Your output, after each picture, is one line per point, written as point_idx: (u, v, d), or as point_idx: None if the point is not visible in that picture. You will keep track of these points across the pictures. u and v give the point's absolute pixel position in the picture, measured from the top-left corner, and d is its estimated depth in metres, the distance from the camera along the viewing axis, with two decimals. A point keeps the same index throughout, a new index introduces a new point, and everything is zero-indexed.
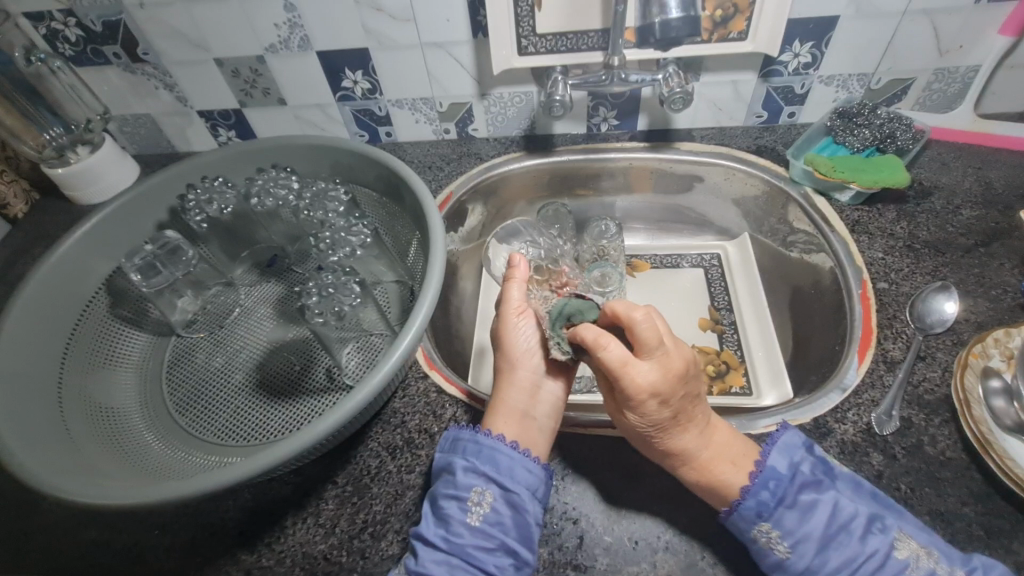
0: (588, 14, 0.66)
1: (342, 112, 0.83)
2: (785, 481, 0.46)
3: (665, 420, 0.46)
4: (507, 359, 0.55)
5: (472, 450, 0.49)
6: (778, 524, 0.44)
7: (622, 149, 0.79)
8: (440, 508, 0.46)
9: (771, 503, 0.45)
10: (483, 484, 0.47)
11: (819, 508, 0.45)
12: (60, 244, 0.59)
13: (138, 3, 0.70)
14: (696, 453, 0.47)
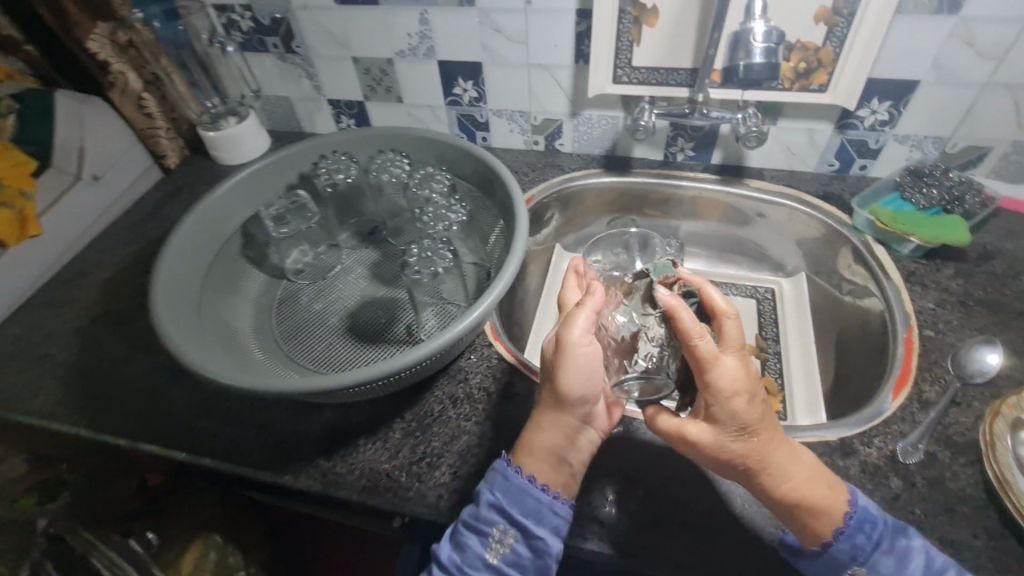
0: (681, 54, 0.74)
1: (448, 115, 0.94)
2: (880, 526, 0.46)
3: (753, 420, 0.45)
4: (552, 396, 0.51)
5: (499, 486, 0.50)
6: (869, 570, 0.46)
7: (694, 179, 0.86)
8: (461, 537, 0.49)
9: (867, 547, 0.46)
10: (506, 524, 0.49)
11: (914, 557, 0.45)
12: (218, 188, 0.73)
13: (303, 5, 0.85)
14: (782, 477, 0.47)
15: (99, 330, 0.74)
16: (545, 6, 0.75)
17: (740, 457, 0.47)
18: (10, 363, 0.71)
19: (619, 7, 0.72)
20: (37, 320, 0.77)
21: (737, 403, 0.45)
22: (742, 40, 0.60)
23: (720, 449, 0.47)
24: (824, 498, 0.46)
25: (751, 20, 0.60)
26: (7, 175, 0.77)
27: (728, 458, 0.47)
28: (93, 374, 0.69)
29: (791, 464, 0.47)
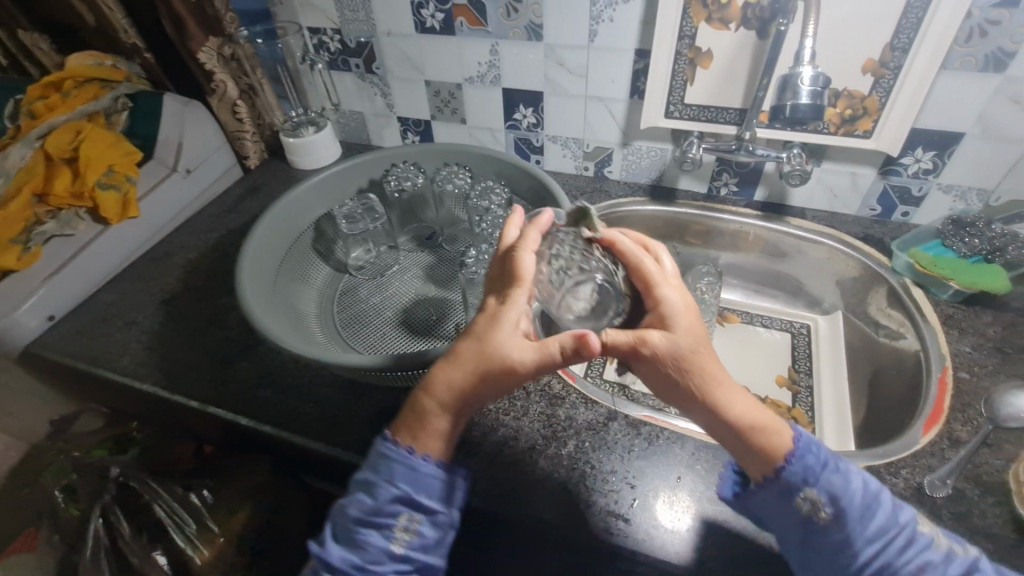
0: (732, 94, 0.79)
1: (507, 137, 1.02)
2: (821, 449, 0.48)
3: (701, 335, 0.47)
4: (467, 395, 0.47)
5: (403, 478, 0.48)
6: (821, 491, 0.46)
7: (736, 213, 0.90)
8: (361, 535, 0.47)
9: (814, 467, 0.46)
10: (410, 510, 0.48)
11: (853, 476, 0.47)
12: (300, 185, 0.81)
13: (387, 32, 0.94)
14: (735, 397, 0.47)
15: (181, 304, 0.82)
16: (607, 44, 0.82)
17: (697, 373, 0.46)
18: (102, 326, 0.80)
19: (676, 50, 0.78)
20: (128, 292, 0.86)
21: (683, 314, 0.47)
22: (790, 82, 0.65)
23: (681, 365, 0.45)
24: (772, 423, 0.48)
25: (800, 65, 0.64)
26: (118, 162, 0.87)
27: (687, 376, 0.46)
28: (173, 341, 0.77)
29: (738, 387, 0.48)
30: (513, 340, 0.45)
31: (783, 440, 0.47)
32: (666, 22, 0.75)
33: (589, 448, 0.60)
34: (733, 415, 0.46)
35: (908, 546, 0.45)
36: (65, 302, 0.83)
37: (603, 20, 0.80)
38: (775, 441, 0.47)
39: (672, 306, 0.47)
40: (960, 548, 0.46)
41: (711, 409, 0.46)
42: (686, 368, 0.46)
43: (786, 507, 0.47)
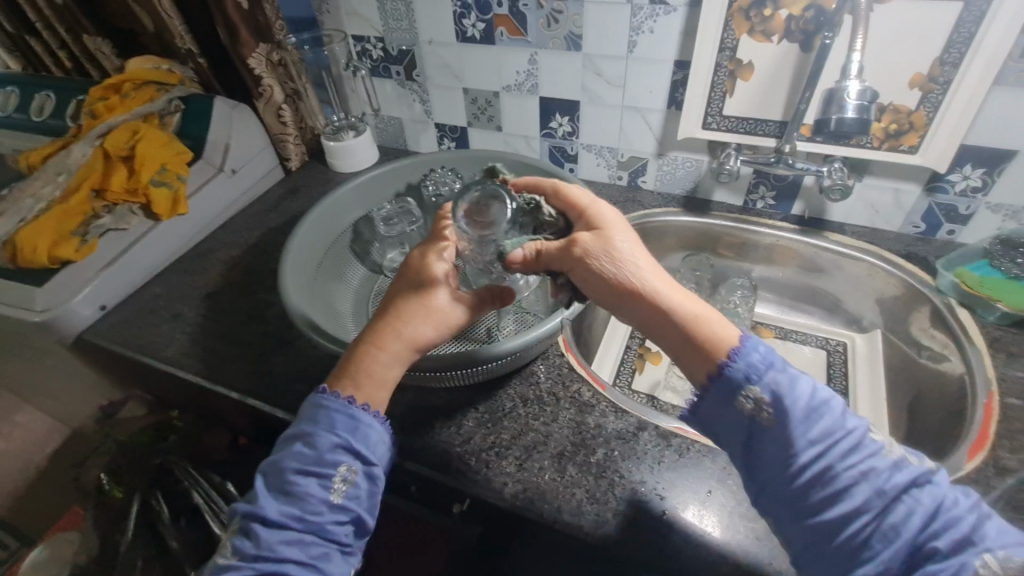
0: (772, 106, 0.78)
1: (541, 145, 1.02)
2: (771, 353, 0.46)
3: (630, 235, 0.52)
4: (423, 350, 0.54)
5: (343, 426, 0.49)
6: (764, 391, 0.44)
7: (772, 226, 0.89)
8: (299, 485, 0.46)
9: (758, 366, 0.45)
10: (350, 460, 0.48)
11: (801, 381, 0.45)
12: (341, 188, 0.84)
13: (429, 41, 0.96)
14: (669, 289, 0.49)
15: (223, 299, 0.86)
16: (646, 55, 0.82)
17: (629, 265, 0.49)
18: (149, 317, 0.84)
19: (716, 61, 0.77)
20: (174, 285, 0.90)
21: (614, 221, 0.54)
22: (836, 96, 0.64)
23: (614, 258, 0.50)
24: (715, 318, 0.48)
25: (847, 79, 0.64)
26: (170, 161, 0.91)
27: (622, 267, 0.49)
28: (215, 334, 0.80)
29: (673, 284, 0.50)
30: (448, 296, 0.55)
31: (732, 332, 0.47)
32: (707, 33, 0.75)
33: (618, 457, 0.60)
34: (669, 300, 0.48)
35: (856, 454, 0.43)
36: (116, 293, 0.88)
37: (643, 31, 0.80)
38: (722, 332, 0.47)
39: (593, 210, 0.55)
40: (915, 460, 0.43)
41: (651, 298, 0.48)
42: (617, 251, 0.50)
43: (730, 408, 0.45)
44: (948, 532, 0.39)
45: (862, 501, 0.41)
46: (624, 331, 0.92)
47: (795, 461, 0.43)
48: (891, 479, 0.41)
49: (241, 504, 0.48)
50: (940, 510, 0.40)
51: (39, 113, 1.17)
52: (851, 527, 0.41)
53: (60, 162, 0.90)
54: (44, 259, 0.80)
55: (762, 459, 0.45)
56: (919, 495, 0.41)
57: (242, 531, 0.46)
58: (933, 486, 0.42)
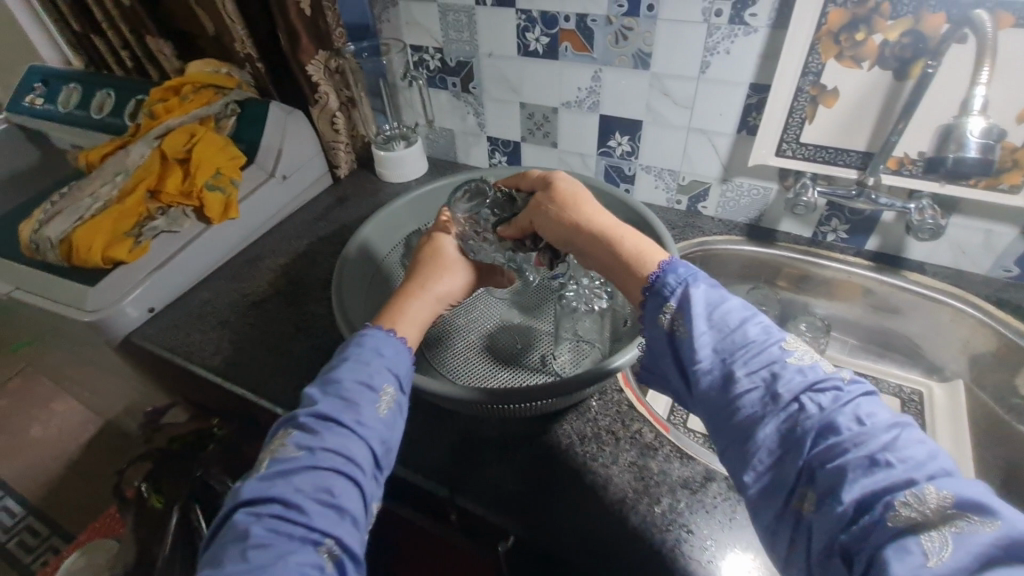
0: (857, 136, 0.73)
1: (597, 164, 0.99)
2: (693, 271, 0.51)
3: (575, 186, 0.64)
4: (446, 301, 0.64)
5: (390, 350, 0.53)
6: (678, 305, 0.49)
7: (843, 261, 0.84)
8: (351, 392, 0.48)
9: (675, 283, 0.50)
10: (393, 384, 0.51)
11: (719, 298, 0.49)
12: (395, 203, 0.82)
13: (488, 54, 0.94)
14: (597, 219, 0.59)
15: (270, 308, 0.84)
16: (720, 76, 0.78)
17: (579, 208, 0.61)
18: (196, 323, 0.83)
19: (798, 85, 0.73)
20: (222, 291, 0.89)
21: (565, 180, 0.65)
22: (954, 133, 0.60)
23: (566, 206, 0.61)
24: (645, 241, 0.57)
25: (968, 115, 0.60)
26: (224, 165, 0.91)
27: (572, 209, 0.61)
28: (261, 345, 0.78)
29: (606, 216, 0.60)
30: (461, 261, 0.67)
31: (661, 255, 0.54)
32: (791, 56, 0.70)
33: (687, 511, 0.56)
34: (605, 229, 0.58)
35: (761, 361, 0.44)
36: (165, 295, 0.87)
37: (718, 52, 0.76)
38: (653, 255, 0.54)
39: (545, 176, 0.67)
40: (829, 367, 0.43)
41: (595, 230, 0.58)
42: (568, 198, 0.62)
43: (650, 322, 0.51)
44: (856, 453, 0.38)
45: (761, 408, 0.43)
46: None
47: (699, 369, 0.46)
48: (789, 384, 0.42)
49: (297, 407, 0.48)
50: (852, 427, 0.39)
51: (99, 111, 1.19)
52: (752, 436, 0.42)
53: (118, 162, 0.90)
54: (98, 259, 0.80)
55: (679, 368, 0.49)
56: (827, 407, 0.41)
57: (299, 429, 0.46)
58: (846, 399, 0.41)
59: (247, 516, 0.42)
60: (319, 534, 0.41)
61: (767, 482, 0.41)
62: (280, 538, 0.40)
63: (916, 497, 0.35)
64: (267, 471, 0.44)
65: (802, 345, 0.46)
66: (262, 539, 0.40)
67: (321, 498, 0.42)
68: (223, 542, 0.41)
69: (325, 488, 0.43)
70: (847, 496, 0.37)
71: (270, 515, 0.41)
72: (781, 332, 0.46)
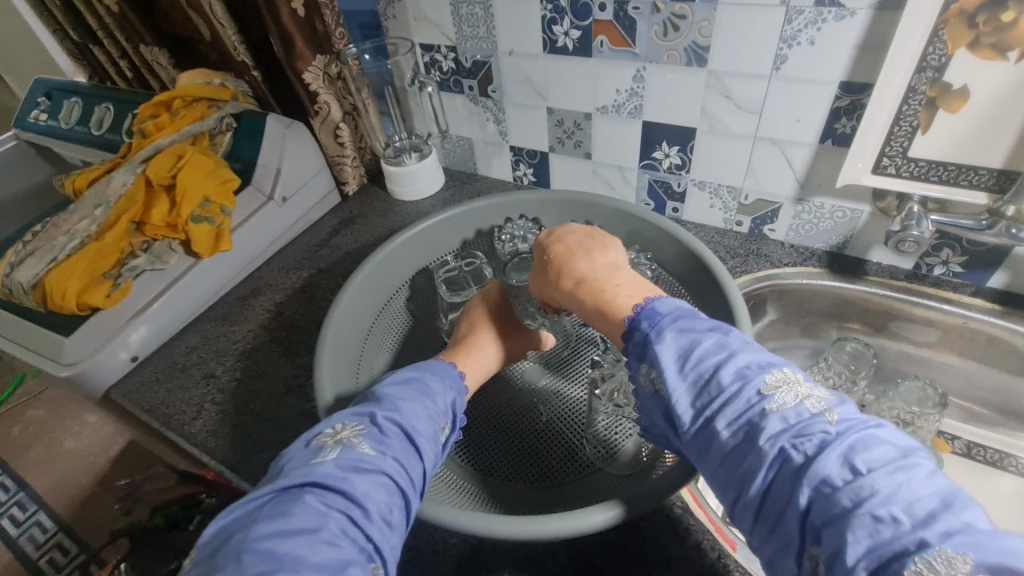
0: (990, 149, 0.56)
1: (639, 178, 0.83)
2: (660, 315, 0.47)
3: (547, 243, 0.61)
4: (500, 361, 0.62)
5: (455, 382, 0.53)
6: (650, 359, 0.44)
7: (959, 303, 0.66)
8: (427, 410, 0.48)
9: (646, 333, 0.46)
10: (452, 422, 0.51)
11: (695, 343, 0.43)
12: (398, 238, 0.72)
13: (509, 51, 0.80)
14: (557, 283, 0.57)
15: (261, 359, 0.75)
16: (800, 74, 0.62)
17: (545, 270, 0.59)
18: (180, 376, 0.74)
19: (910, 85, 0.56)
20: (214, 335, 0.80)
21: (545, 237, 0.62)
22: None
23: (538, 272, 0.60)
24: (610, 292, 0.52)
25: None
26: (215, 192, 0.80)
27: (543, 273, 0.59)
28: (250, 408, 0.68)
29: (569, 274, 0.56)
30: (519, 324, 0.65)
31: (626, 310, 0.49)
32: (903, 47, 0.53)
33: None
34: (567, 291, 0.56)
35: (739, 411, 0.39)
36: (152, 342, 0.78)
37: (799, 42, 0.60)
38: (620, 312, 0.50)
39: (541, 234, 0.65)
40: (814, 408, 0.37)
41: (569, 292, 0.56)
42: (547, 260, 0.59)
43: (635, 379, 0.47)
44: (855, 510, 0.32)
45: (747, 466, 0.37)
46: None
47: (680, 429, 0.41)
48: (771, 437, 0.37)
49: (374, 404, 0.47)
50: (845, 478, 0.33)
51: (98, 126, 1.11)
52: (745, 491, 0.37)
53: (100, 193, 0.82)
54: (73, 306, 0.71)
55: (666, 424, 0.44)
56: (813, 456, 0.35)
57: (372, 428, 0.45)
58: (836, 443, 0.35)
59: (315, 500, 0.38)
60: (371, 547, 0.38)
61: (773, 540, 0.35)
62: (345, 538, 0.37)
63: (930, 565, 0.28)
64: (339, 459, 0.41)
65: (785, 381, 0.39)
66: (332, 533, 0.36)
67: (384, 512, 0.40)
68: (289, 517, 0.36)
69: (390, 503, 0.41)
70: (852, 561, 0.30)
71: (338, 508, 0.38)
72: (760, 371, 0.40)
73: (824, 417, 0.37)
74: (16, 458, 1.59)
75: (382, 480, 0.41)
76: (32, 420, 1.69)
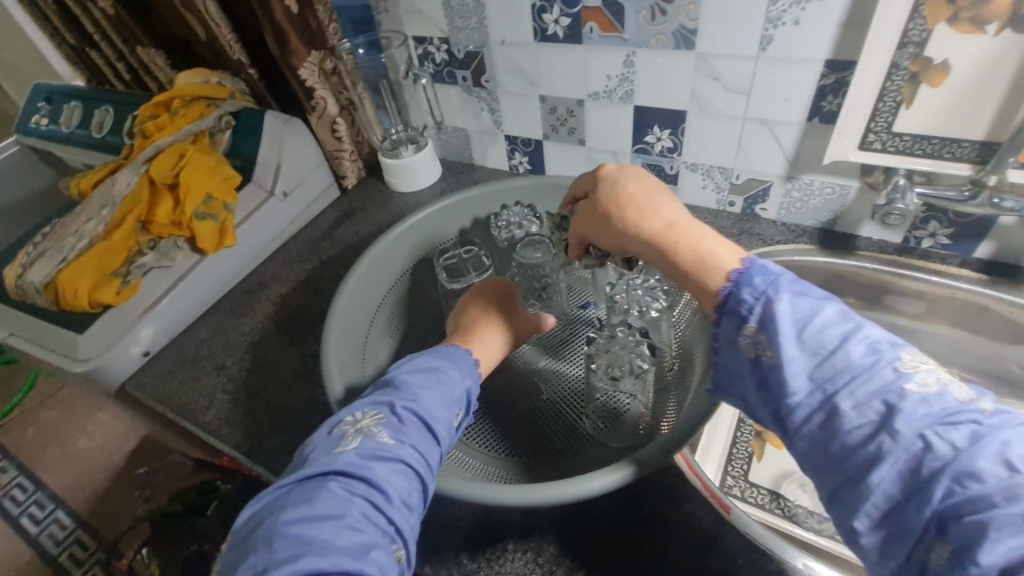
0: (972, 122, 0.57)
1: (633, 162, 0.84)
2: (775, 275, 0.44)
3: (624, 183, 0.55)
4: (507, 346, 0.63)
5: (472, 367, 0.55)
6: (765, 322, 0.42)
7: (947, 274, 0.68)
8: (445, 396, 0.50)
9: (755, 295, 0.43)
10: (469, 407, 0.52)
11: (819, 312, 0.41)
12: (398, 228, 0.73)
13: (500, 41, 0.81)
14: (642, 223, 0.51)
15: (269, 349, 0.77)
16: (786, 54, 0.63)
17: (622, 213, 0.53)
18: (191, 368, 0.77)
19: (893, 61, 0.57)
20: (222, 329, 0.82)
21: (616, 176, 0.56)
22: None
23: (610, 210, 0.54)
24: (714, 242, 0.48)
25: None
26: (217, 189, 0.82)
27: (619, 214, 0.53)
28: (260, 397, 0.71)
29: (656, 217, 0.51)
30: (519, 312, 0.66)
31: (732, 264, 0.46)
32: (884, 25, 0.54)
33: None
34: (654, 236, 0.50)
35: (869, 391, 0.37)
36: (163, 337, 0.81)
37: (784, 22, 0.61)
38: (723, 265, 0.46)
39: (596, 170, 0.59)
40: (961, 396, 0.36)
41: (651, 234, 0.50)
42: (622, 201, 0.53)
43: (732, 347, 0.45)
44: (1006, 508, 0.31)
45: (876, 449, 0.36)
46: (724, 438, 0.70)
47: (794, 400, 0.40)
48: (910, 421, 0.35)
49: (392, 393, 0.49)
50: (999, 474, 0.32)
51: (99, 129, 1.13)
52: (867, 476, 0.36)
53: (105, 194, 0.84)
54: (85, 304, 0.73)
55: (766, 398, 0.43)
56: (963, 448, 0.34)
57: (392, 416, 0.47)
58: (988, 437, 0.34)
59: (338, 487, 0.40)
60: (394, 530, 0.40)
61: (886, 527, 0.36)
62: (367, 523, 0.39)
63: None
64: (360, 449, 0.43)
65: (924, 365, 0.38)
66: (356, 518, 0.38)
67: (405, 496, 0.42)
68: (314, 504, 0.38)
69: (410, 487, 0.43)
70: (987, 557, 0.31)
71: (361, 494, 0.40)
72: (896, 350, 0.39)
73: (973, 406, 0.36)
74: (32, 457, 1.63)
75: (402, 467, 0.43)
76: (46, 421, 1.72)
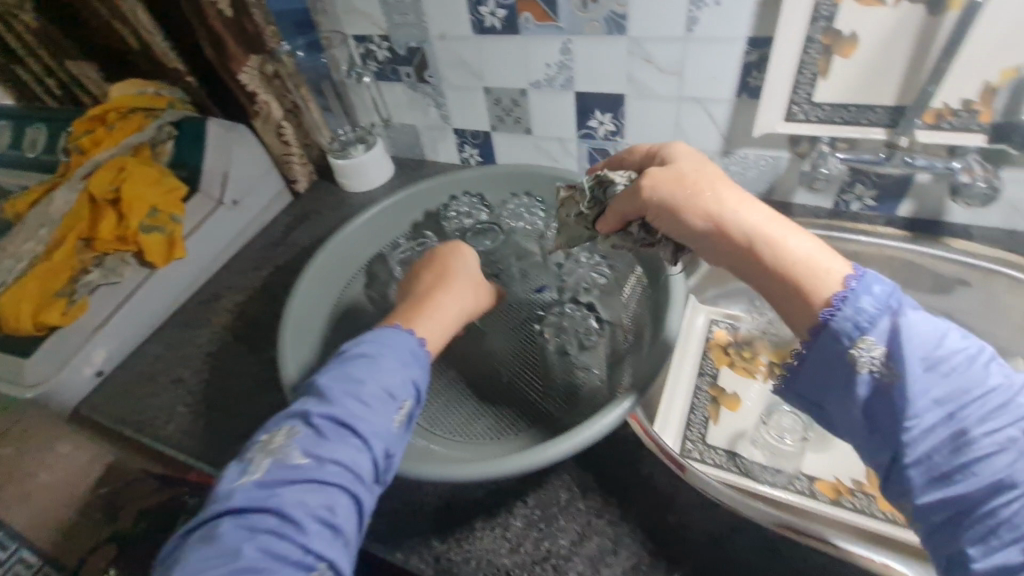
0: (882, 88, 0.61)
1: (579, 148, 0.87)
2: (891, 289, 0.44)
3: (703, 164, 0.51)
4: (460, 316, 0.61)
5: (406, 357, 0.52)
6: (894, 346, 0.42)
7: (875, 233, 0.72)
8: (366, 399, 0.47)
9: (876, 314, 0.43)
10: (406, 398, 0.49)
11: (935, 333, 0.43)
12: (349, 226, 0.74)
13: (440, 36, 0.82)
14: (736, 205, 0.47)
15: (228, 359, 0.76)
16: (711, 34, 0.66)
17: (697, 193, 0.48)
18: (148, 384, 0.75)
19: (807, 35, 0.60)
20: (178, 342, 0.81)
21: (691, 157, 0.52)
22: None
23: (682, 186, 0.49)
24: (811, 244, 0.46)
25: None
26: (162, 201, 0.80)
27: (691, 193, 0.48)
28: (221, 407, 0.70)
29: (747, 204, 0.48)
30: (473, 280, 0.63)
31: (840, 271, 0.44)
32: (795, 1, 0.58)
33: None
34: (742, 224, 0.46)
35: (1003, 419, 0.40)
36: (116, 356, 0.79)
37: (706, 4, 0.64)
38: (830, 271, 0.44)
39: (660, 148, 0.56)
40: None
41: (738, 222, 0.46)
42: (690, 180, 0.49)
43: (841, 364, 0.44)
44: None
45: (1008, 476, 0.39)
46: (682, 405, 0.73)
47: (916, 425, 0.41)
48: None
49: (309, 405, 0.47)
50: None
51: (31, 148, 1.09)
52: (988, 504, 0.39)
53: (42, 212, 0.81)
54: (29, 326, 0.72)
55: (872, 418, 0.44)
56: None
57: (306, 433, 0.45)
58: None
59: (238, 526, 0.40)
60: (309, 555, 0.40)
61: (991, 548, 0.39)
62: (270, 558, 0.38)
63: None
64: (266, 477, 0.42)
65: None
66: (256, 556, 0.38)
67: (320, 516, 0.41)
68: (209, 551, 0.38)
69: (325, 506, 0.42)
70: None
71: (265, 527, 0.40)
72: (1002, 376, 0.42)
73: None
74: None
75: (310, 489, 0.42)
76: None
